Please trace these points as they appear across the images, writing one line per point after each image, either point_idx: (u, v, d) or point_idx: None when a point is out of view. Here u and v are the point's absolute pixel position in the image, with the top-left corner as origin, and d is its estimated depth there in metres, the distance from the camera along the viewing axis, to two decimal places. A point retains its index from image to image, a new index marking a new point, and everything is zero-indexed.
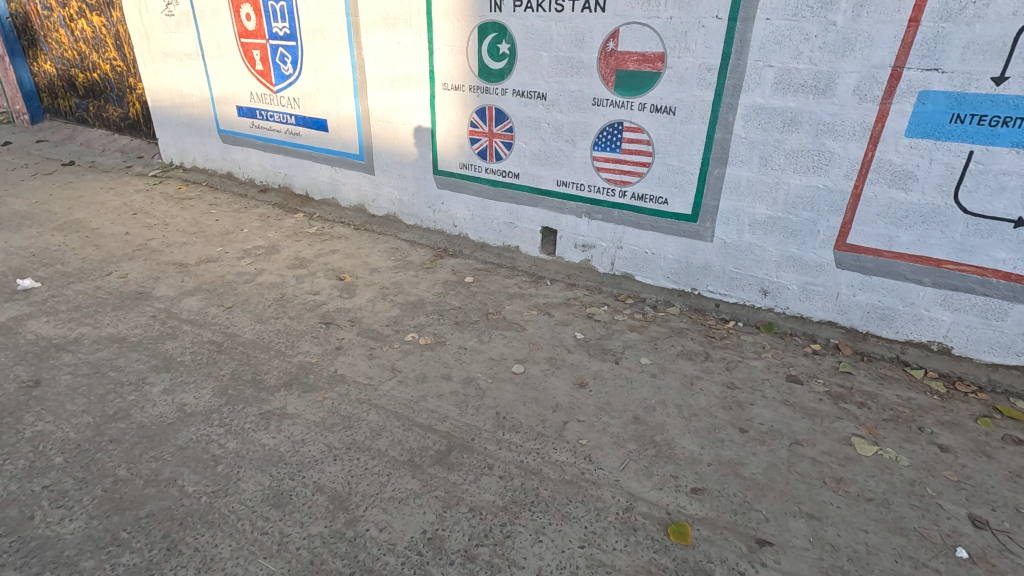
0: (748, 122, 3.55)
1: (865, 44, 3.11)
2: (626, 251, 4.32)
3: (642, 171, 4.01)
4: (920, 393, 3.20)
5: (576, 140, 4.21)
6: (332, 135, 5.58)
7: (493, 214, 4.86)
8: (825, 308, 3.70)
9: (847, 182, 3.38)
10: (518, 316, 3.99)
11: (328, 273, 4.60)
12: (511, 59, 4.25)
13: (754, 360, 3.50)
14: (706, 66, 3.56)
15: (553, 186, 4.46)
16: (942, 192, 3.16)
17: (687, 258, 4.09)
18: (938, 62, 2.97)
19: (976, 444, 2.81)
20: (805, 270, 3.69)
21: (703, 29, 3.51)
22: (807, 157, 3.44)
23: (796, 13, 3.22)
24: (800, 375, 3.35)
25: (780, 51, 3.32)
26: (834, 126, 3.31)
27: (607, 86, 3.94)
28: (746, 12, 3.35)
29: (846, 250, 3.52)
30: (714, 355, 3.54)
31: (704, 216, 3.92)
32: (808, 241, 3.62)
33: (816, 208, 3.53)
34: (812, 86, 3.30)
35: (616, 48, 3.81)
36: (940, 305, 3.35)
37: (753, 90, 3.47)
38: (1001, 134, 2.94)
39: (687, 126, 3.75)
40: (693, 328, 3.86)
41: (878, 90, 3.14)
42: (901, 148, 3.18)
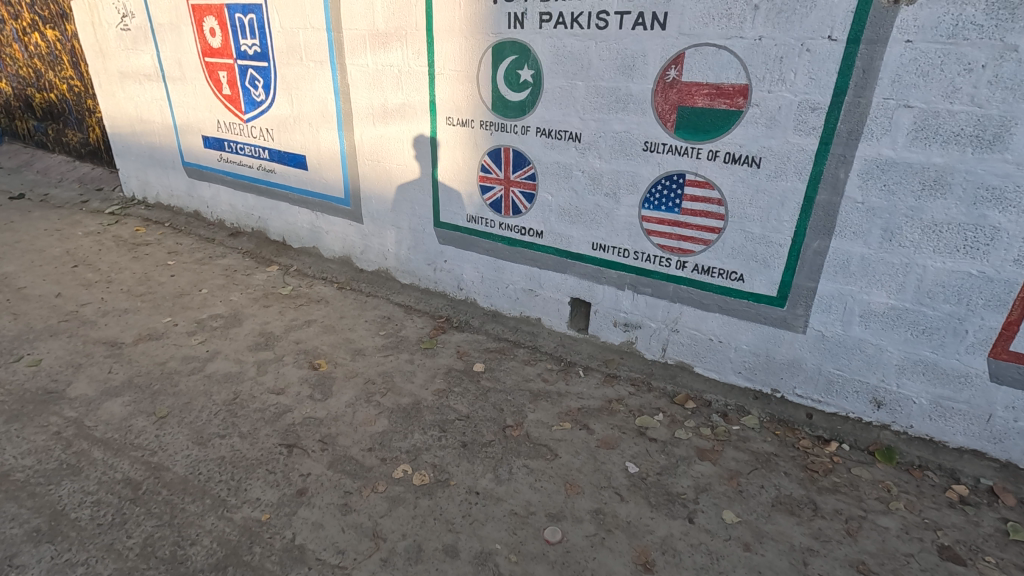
0: (869, 181, 2.58)
1: None
2: (683, 335, 3.33)
3: (710, 238, 3.04)
4: None
5: (620, 194, 3.24)
6: (311, 173, 4.61)
7: (509, 278, 3.88)
8: (969, 433, 2.72)
9: (1018, 269, 2.41)
10: (546, 433, 3.00)
11: (299, 359, 3.61)
12: (535, 89, 3.29)
13: (882, 517, 2.51)
14: (808, 104, 2.60)
15: (588, 250, 3.48)
16: None
17: (769, 351, 3.10)
18: None
19: None
20: (941, 380, 2.70)
21: (807, 54, 2.54)
22: (957, 233, 2.47)
23: (954, 33, 2.26)
24: (955, 547, 2.36)
25: (926, 86, 2.36)
26: (1003, 193, 2.35)
27: (665, 127, 2.96)
28: (875, 32, 2.39)
29: (1008, 359, 2.54)
30: (825, 507, 2.55)
31: (795, 300, 2.93)
32: (947, 343, 2.63)
33: (965, 302, 2.54)
34: (972, 136, 2.33)
35: (679, 78, 2.85)
36: None
37: (879, 138, 2.50)
38: None
39: (776, 183, 2.77)
40: (784, 455, 2.87)
41: None
42: None
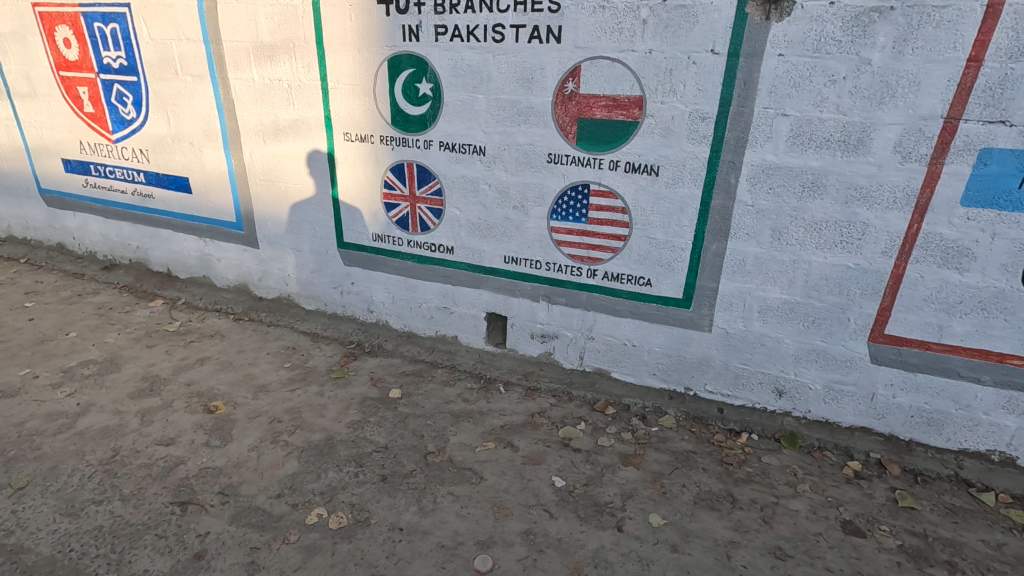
0: (756, 185, 2.74)
1: (910, 88, 2.40)
2: (599, 342, 3.37)
3: (617, 245, 3.10)
4: (1006, 533, 2.50)
5: (528, 206, 3.23)
6: (196, 196, 4.22)
7: (421, 297, 3.75)
8: (858, 412, 2.95)
9: (886, 260, 2.66)
10: (470, 455, 2.90)
11: (192, 402, 3.25)
12: (435, 102, 3.22)
13: (792, 500, 2.65)
14: (698, 114, 2.73)
15: (500, 263, 3.44)
16: (1007, 273, 2.50)
17: (679, 351, 3.21)
18: (1004, 113, 2.31)
19: None
20: (832, 366, 2.92)
21: (694, 67, 2.67)
22: (835, 230, 2.69)
23: (818, 47, 2.47)
24: (856, 521, 2.54)
25: (799, 96, 2.56)
26: (869, 192, 2.58)
27: (567, 138, 3.00)
28: (752, 46, 2.56)
29: (884, 342, 2.79)
30: (741, 498, 2.66)
31: (700, 300, 3.06)
32: (835, 331, 2.85)
33: (846, 292, 2.77)
34: (840, 141, 2.55)
35: (577, 90, 2.90)
36: (1002, 408, 2.70)
37: (762, 145, 2.68)
38: None
39: (674, 190, 2.89)
40: (701, 451, 2.97)
41: (927, 147, 2.45)
42: (955, 221, 2.50)
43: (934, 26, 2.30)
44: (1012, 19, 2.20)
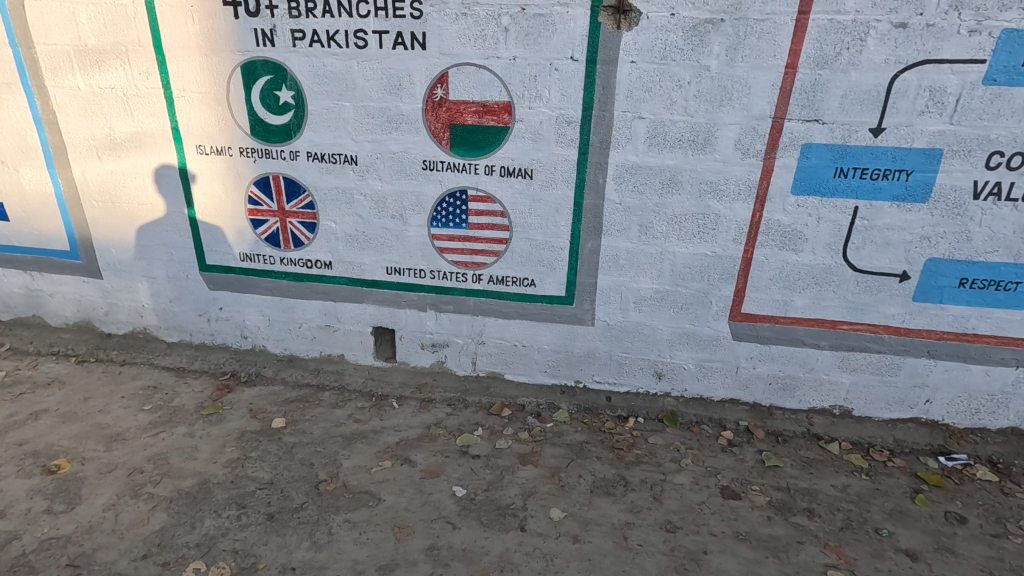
0: (622, 184, 2.92)
1: (743, 92, 2.69)
2: (490, 346, 3.39)
3: (499, 249, 3.14)
4: (849, 476, 2.88)
5: (407, 215, 3.17)
6: (15, 223, 3.62)
7: (300, 317, 3.53)
8: (726, 385, 3.25)
9: (737, 246, 2.95)
10: (365, 478, 2.77)
11: (26, 465, 2.78)
12: (298, 111, 3.04)
13: (677, 475, 2.85)
14: (564, 118, 2.84)
15: (383, 275, 3.33)
16: (831, 251, 2.88)
17: (567, 347, 3.31)
18: (817, 112, 2.67)
19: (935, 538, 2.52)
20: (701, 346, 3.18)
21: (556, 73, 2.78)
22: (693, 222, 2.93)
23: (664, 55, 2.68)
24: (732, 485, 2.79)
25: (652, 100, 2.76)
26: (718, 186, 2.85)
27: (441, 145, 2.98)
28: (607, 53, 2.71)
29: (742, 320, 3.09)
30: (633, 480, 2.80)
31: (581, 296, 3.18)
32: (701, 314, 3.11)
33: (707, 278, 3.03)
34: (690, 141, 2.79)
35: (446, 96, 2.89)
36: (838, 368, 3.10)
37: (624, 146, 2.85)
38: (882, 188, 2.74)
39: (548, 191, 2.98)
40: (594, 440, 3.09)
41: (760, 144, 2.75)
42: (789, 208, 2.84)
43: (756, 37, 2.59)
44: (816, 32, 2.55)
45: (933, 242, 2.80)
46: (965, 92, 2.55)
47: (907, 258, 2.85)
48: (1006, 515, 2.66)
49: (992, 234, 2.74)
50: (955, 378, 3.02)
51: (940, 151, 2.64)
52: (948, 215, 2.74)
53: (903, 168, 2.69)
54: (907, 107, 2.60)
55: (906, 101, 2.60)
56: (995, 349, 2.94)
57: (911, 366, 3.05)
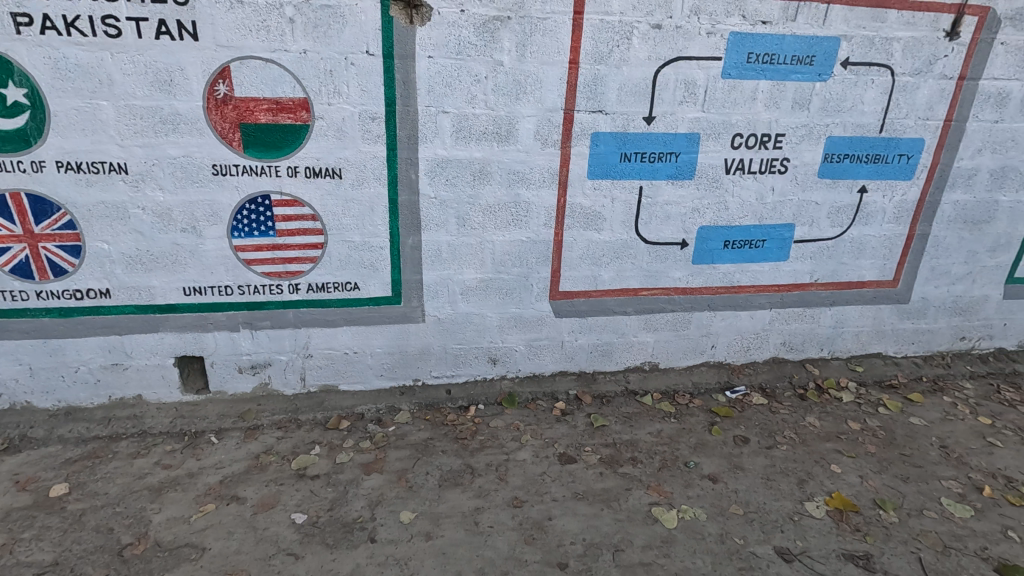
0: (435, 178, 2.93)
1: (535, 86, 2.86)
2: (318, 358, 3.19)
3: (315, 255, 2.95)
4: (661, 422, 3.29)
5: (201, 226, 2.82)
6: None
7: (76, 359, 2.95)
8: (554, 360, 3.48)
9: (548, 230, 3.16)
10: (184, 529, 2.43)
11: None
12: (36, 111, 2.51)
13: (519, 452, 2.99)
14: (368, 114, 2.76)
15: (180, 297, 2.93)
16: (626, 227, 3.24)
17: (400, 347, 3.26)
18: (600, 104, 2.96)
19: (729, 459, 3.00)
20: (528, 327, 3.36)
21: (353, 68, 2.68)
22: (506, 211, 3.07)
23: (459, 50, 2.74)
24: (568, 451, 3.01)
25: (453, 95, 2.81)
26: (524, 175, 3.02)
27: (231, 147, 2.70)
28: (403, 48, 2.69)
29: (561, 298, 3.33)
30: (479, 466, 2.87)
31: (409, 294, 3.15)
32: (524, 297, 3.28)
33: (525, 262, 3.20)
34: (494, 133, 2.90)
35: (231, 93, 2.62)
36: (644, 329, 3.52)
37: (432, 140, 2.86)
38: (659, 169, 3.15)
39: (360, 190, 2.88)
40: (438, 435, 3.10)
41: (556, 134, 2.97)
42: (588, 191, 3.11)
43: (541, 34, 2.78)
44: (591, 31, 2.82)
45: (702, 212, 3.30)
46: (710, 85, 3.03)
47: (685, 227, 3.31)
48: (775, 428, 3.27)
49: (742, 202, 3.31)
50: (731, 324, 3.62)
51: (699, 134, 3.11)
52: (710, 188, 3.24)
53: (673, 151, 3.12)
54: (670, 97, 3.01)
55: (668, 93, 3.00)
56: (754, 296, 3.57)
57: (698, 319, 3.57)
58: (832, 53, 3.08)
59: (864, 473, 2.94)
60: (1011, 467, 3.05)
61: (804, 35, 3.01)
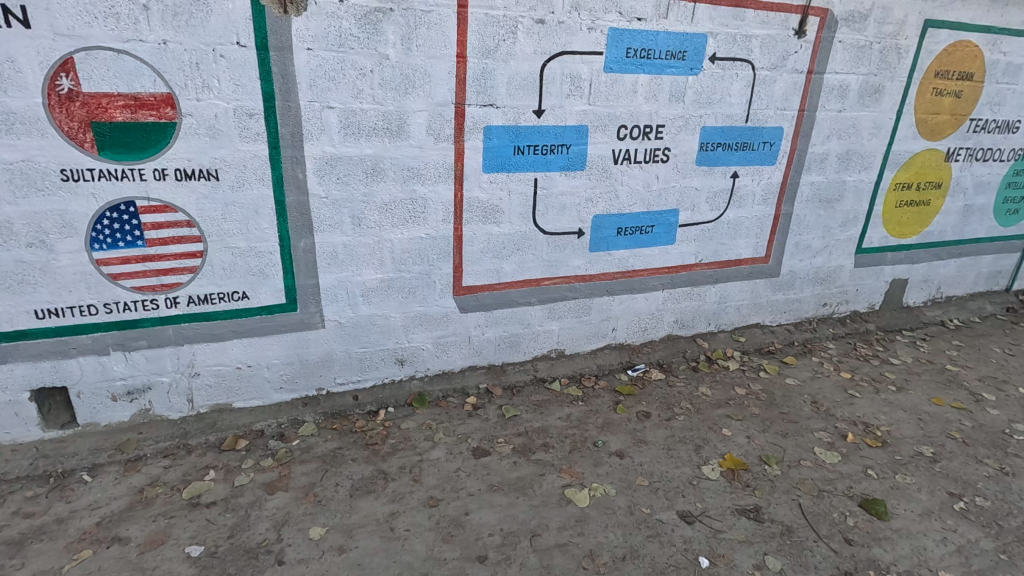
0: (324, 177, 2.80)
1: (424, 80, 2.82)
2: (207, 376, 2.94)
3: (194, 264, 2.72)
4: (570, 406, 3.40)
5: (52, 240, 2.49)
6: None
7: None
8: (463, 356, 3.47)
9: (447, 225, 3.13)
10: None
11: None
12: None
13: (432, 451, 2.95)
14: (244, 110, 2.57)
15: (32, 322, 2.57)
16: (525, 219, 3.29)
17: (299, 356, 3.09)
18: (490, 97, 2.97)
19: (633, 435, 3.17)
20: (434, 325, 3.32)
21: (223, 60, 2.48)
22: (402, 208, 3.00)
23: (341, 43, 2.63)
24: (482, 444, 3.03)
25: (337, 89, 2.69)
26: (419, 171, 2.96)
27: (83, 149, 2.40)
28: (278, 40, 2.53)
29: (465, 293, 3.33)
30: (392, 470, 2.81)
31: (305, 300, 2.99)
32: (427, 295, 3.24)
33: (426, 259, 3.16)
34: (384, 128, 2.82)
35: (77, 88, 2.33)
36: (548, 318, 3.60)
37: (318, 137, 2.73)
38: (552, 161, 3.23)
39: (242, 193, 2.69)
40: (346, 444, 2.98)
41: (448, 128, 2.94)
42: (484, 184, 3.12)
43: (425, 27, 2.74)
44: (476, 24, 2.82)
45: (595, 202, 3.43)
46: (594, 78, 3.14)
47: (580, 217, 3.43)
48: (673, 401, 3.50)
49: (631, 190, 3.49)
50: (628, 307, 3.81)
51: (587, 127, 3.23)
52: (601, 178, 3.38)
53: (564, 143, 3.21)
54: (557, 91, 3.09)
55: (555, 86, 3.08)
56: (647, 278, 3.78)
57: (599, 304, 3.72)
58: (701, 49, 3.32)
59: (751, 433, 3.23)
60: (868, 414, 3.49)
61: (676, 31, 3.22)
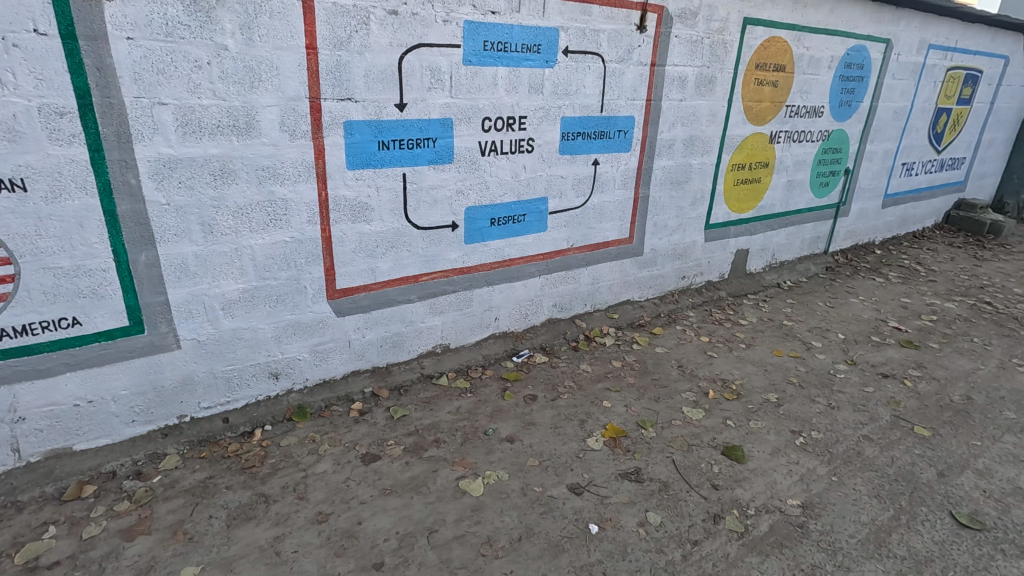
0: (163, 182, 2.52)
1: (271, 73, 2.63)
2: (36, 419, 2.54)
3: (4, 291, 2.32)
4: (459, 399, 3.41)
5: None
6: None
7: None
8: (343, 362, 3.33)
9: (313, 227, 2.97)
10: None
11: None
12: None
13: (318, 464, 2.81)
14: (52, 109, 2.23)
15: None
16: (397, 216, 3.23)
17: (153, 383, 2.77)
18: (348, 91, 2.85)
19: (522, 418, 3.26)
20: (308, 333, 3.15)
21: (18, 50, 2.12)
22: (260, 211, 2.79)
23: (168, 31, 2.37)
24: (371, 449, 2.94)
25: (169, 83, 2.43)
26: (275, 170, 2.77)
27: None
28: (89, 28, 2.22)
29: (340, 296, 3.19)
30: (274, 491, 2.63)
31: (153, 320, 2.68)
32: (298, 302, 3.06)
33: (294, 264, 2.97)
34: (230, 126, 2.60)
35: None
36: (430, 313, 3.57)
37: (151, 138, 2.44)
38: (419, 155, 3.19)
39: (59, 205, 2.33)
40: (219, 471, 2.74)
41: (304, 124, 2.78)
42: (349, 182, 3.00)
43: (268, 16, 2.56)
44: (324, 14, 2.69)
45: (467, 194, 3.45)
46: (454, 71, 3.15)
47: (453, 210, 3.43)
48: (557, 381, 3.64)
49: (501, 181, 3.55)
50: (508, 295, 3.89)
51: (451, 120, 3.23)
52: (470, 170, 3.40)
53: (430, 136, 3.18)
54: (418, 84, 3.05)
55: (416, 79, 3.04)
56: (524, 266, 3.89)
57: (479, 295, 3.76)
58: (554, 42, 3.45)
59: (628, 402, 3.47)
60: (725, 371, 3.90)
61: (529, 25, 3.32)
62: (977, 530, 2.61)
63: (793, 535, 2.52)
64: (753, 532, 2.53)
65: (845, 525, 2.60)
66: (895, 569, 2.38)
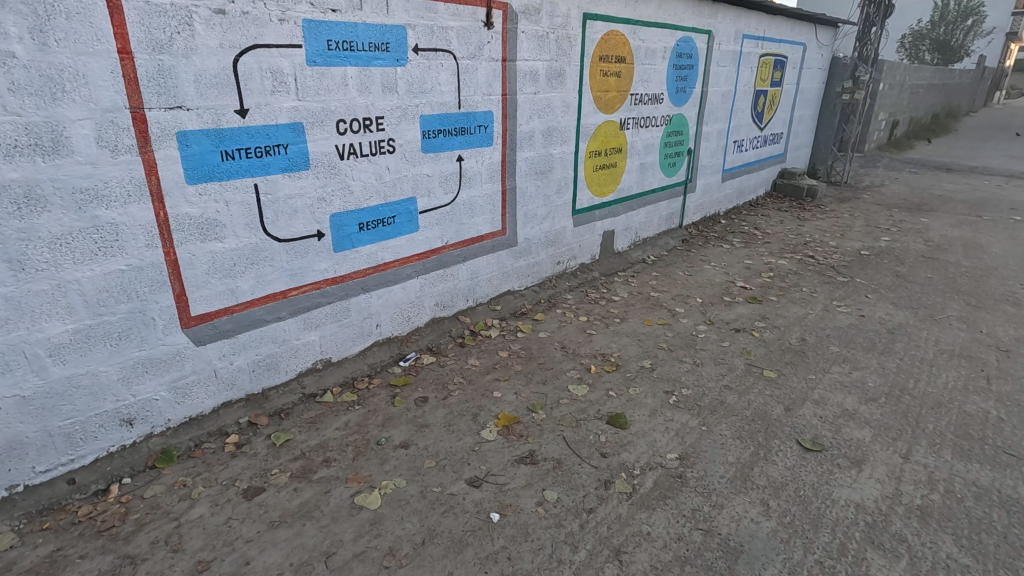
0: None
1: (77, 82, 2.32)
2: None
3: None
4: (346, 413, 3.28)
5: None
6: None
7: None
8: (211, 394, 3.05)
9: (154, 251, 2.68)
10: None
11: None
12: None
13: (192, 510, 2.56)
14: None
15: None
16: (253, 230, 3.01)
17: None
18: (177, 99, 2.60)
19: (414, 422, 3.21)
20: (164, 368, 2.84)
21: None
22: (83, 239, 2.45)
23: None
24: (253, 483, 2.73)
25: None
26: (97, 192, 2.45)
27: None
28: None
29: (197, 323, 2.91)
30: (141, 549, 2.35)
31: None
32: (146, 336, 2.74)
33: (135, 294, 2.66)
34: (31, 145, 2.25)
35: None
36: (304, 329, 3.39)
37: None
38: (270, 163, 3.00)
39: None
40: (69, 540, 2.38)
41: (128, 138, 2.49)
42: (192, 198, 2.74)
43: (65, 17, 2.25)
44: (137, 15, 2.42)
45: (329, 200, 3.30)
46: (298, 73, 2.99)
47: (316, 218, 3.27)
48: (447, 379, 3.64)
49: (364, 184, 3.45)
50: (387, 300, 3.80)
51: (302, 124, 3.07)
52: (330, 175, 3.26)
53: (279, 142, 3.00)
54: (259, 88, 2.86)
55: (255, 82, 2.84)
56: (399, 269, 3.82)
57: (356, 303, 3.63)
58: (402, 40, 3.41)
59: (517, 389, 3.56)
60: (604, 346, 4.15)
61: (374, 23, 3.24)
62: (818, 451, 3.04)
63: (674, 486, 2.77)
64: (641, 489, 2.74)
65: (716, 468, 2.90)
66: (759, 498, 2.70)
